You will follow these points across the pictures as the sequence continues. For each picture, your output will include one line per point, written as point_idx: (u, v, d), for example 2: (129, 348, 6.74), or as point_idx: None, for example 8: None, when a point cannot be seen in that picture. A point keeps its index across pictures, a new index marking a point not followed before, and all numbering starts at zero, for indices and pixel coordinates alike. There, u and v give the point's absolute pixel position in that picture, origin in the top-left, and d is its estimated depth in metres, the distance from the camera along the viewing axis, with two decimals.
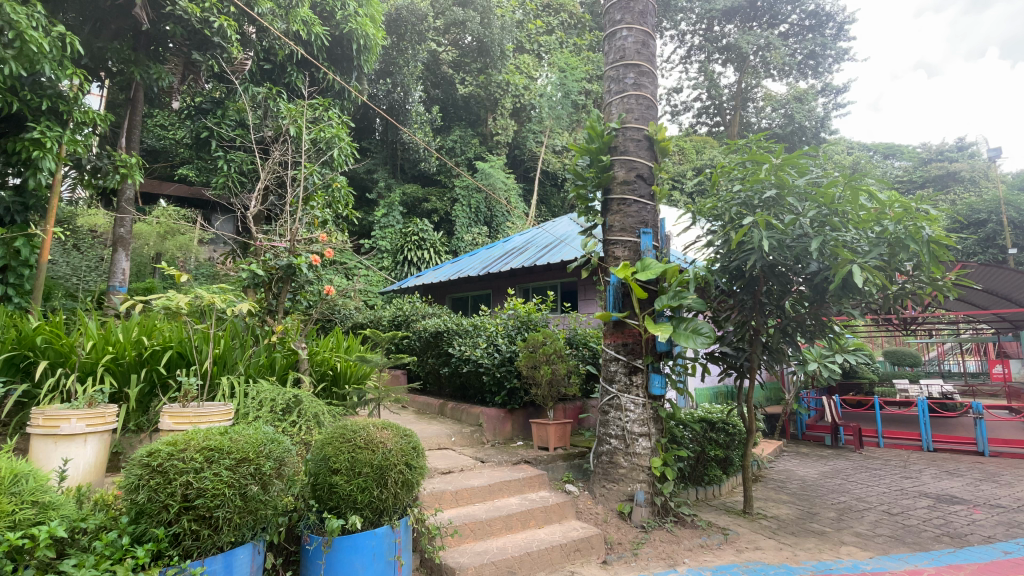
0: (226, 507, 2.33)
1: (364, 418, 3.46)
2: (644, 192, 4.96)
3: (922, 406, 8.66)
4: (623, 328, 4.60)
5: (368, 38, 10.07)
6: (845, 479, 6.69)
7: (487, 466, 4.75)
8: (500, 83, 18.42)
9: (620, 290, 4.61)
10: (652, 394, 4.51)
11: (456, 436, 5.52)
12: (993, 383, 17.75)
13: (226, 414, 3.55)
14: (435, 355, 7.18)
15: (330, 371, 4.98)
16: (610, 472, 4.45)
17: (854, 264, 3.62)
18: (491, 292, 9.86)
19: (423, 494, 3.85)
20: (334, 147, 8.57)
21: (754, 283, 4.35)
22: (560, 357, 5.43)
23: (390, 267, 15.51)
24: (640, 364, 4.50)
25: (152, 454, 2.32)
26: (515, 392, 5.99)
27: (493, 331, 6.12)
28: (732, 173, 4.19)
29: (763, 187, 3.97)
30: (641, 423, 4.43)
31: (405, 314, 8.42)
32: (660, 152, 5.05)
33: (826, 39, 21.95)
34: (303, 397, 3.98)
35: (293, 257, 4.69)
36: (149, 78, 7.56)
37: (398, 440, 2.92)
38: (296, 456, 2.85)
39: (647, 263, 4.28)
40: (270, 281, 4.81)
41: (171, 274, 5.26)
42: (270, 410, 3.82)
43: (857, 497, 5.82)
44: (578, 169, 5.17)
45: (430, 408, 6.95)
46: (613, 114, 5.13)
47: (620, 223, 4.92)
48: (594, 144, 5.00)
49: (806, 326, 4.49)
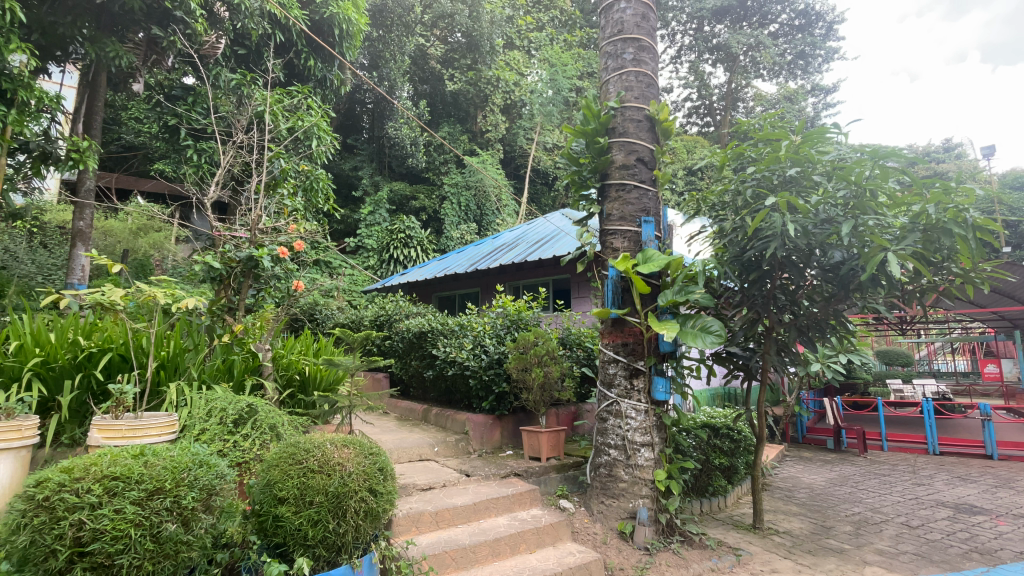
0: (132, 552, 1.86)
1: (326, 431, 2.98)
2: (644, 176, 4.51)
3: (928, 408, 8.37)
4: (623, 326, 4.15)
5: (351, 23, 9.61)
6: (855, 486, 6.31)
7: (473, 481, 4.28)
8: (490, 78, 17.99)
9: (620, 285, 4.17)
10: (655, 399, 4.05)
11: (439, 447, 5.07)
12: (987, 384, 17.58)
13: (170, 426, 3.16)
14: (418, 357, 6.68)
15: (296, 376, 4.47)
16: (609, 487, 4.01)
17: (888, 252, 3.14)
18: (480, 290, 9.37)
19: (397, 516, 3.37)
20: (313, 137, 8.15)
21: (769, 272, 3.83)
22: (553, 360, 5.03)
23: (376, 266, 15.05)
24: (641, 367, 4.05)
25: (39, 485, 1.87)
26: (504, 397, 5.48)
27: (481, 331, 5.67)
28: (744, 155, 3.84)
29: (780, 164, 3.56)
30: (643, 432, 3.98)
31: (388, 314, 7.92)
32: (662, 134, 4.59)
33: (816, 38, 21.87)
34: (257, 404, 3.47)
35: (254, 249, 4.27)
36: (106, 57, 6.83)
37: (361, 460, 2.43)
38: (236, 482, 2.36)
39: (648, 255, 3.88)
40: (228, 276, 4.39)
41: (93, 257, 4.49)
42: (219, 421, 3.28)
43: (872, 508, 5.44)
44: (573, 154, 4.67)
45: (413, 414, 6.45)
46: (611, 93, 4.69)
47: (620, 211, 4.47)
48: (590, 126, 4.49)
49: (824, 324, 4.04)
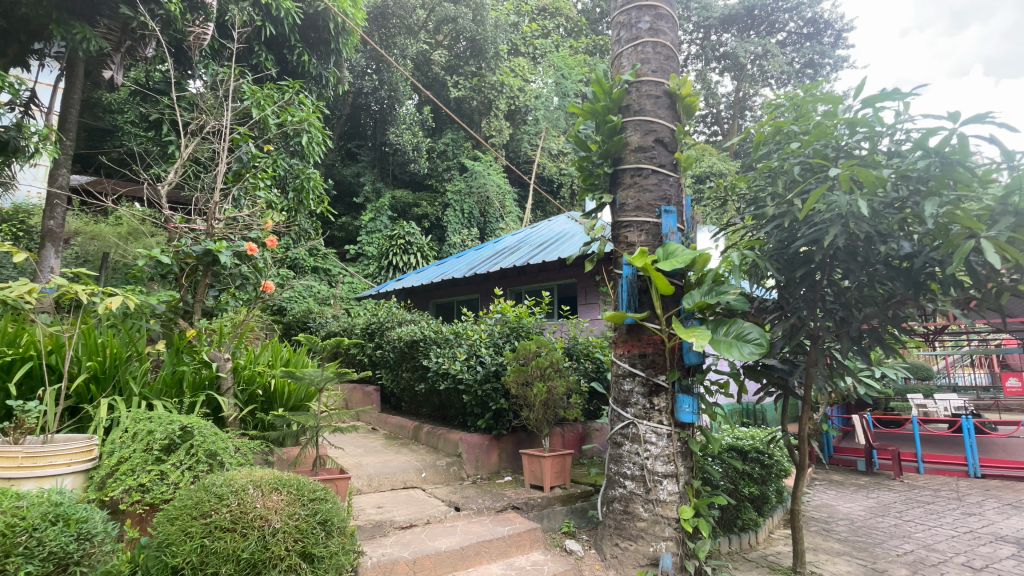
0: None
1: (262, 466, 2.44)
2: (663, 160, 3.89)
3: (968, 427, 7.66)
4: (641, 333, 3.51)
5: (347, 18, 9.15)
6: (898, 517, 5.59)
7: (462, 515, 3.66)
8: (494, 84, 17.26)
9: (636, 285, 3.54)
10: (679, 421, 3.39)
11: (427, 472, 4.46)
12: (1015, 401, 16.67)
13: (85, 453, 2.67)
14: (410, 368, 6.06)
15: (259, 392, 3.85)
16: (624, 526, 3.36)
17: (982, 238, 2.52)
18: (479, 297, 8.76)
19: (365, 567, 2.77)
20: (303, 132, 7.68)
21: (821, 266, 3.16)
22: (558, 373, 4.38)
23: (375, 274, 14.50)
24: (663, 382, 3.40)
25: None
26: (502, 414, 4.85)
27: (476, 339, 5.02)
28: (785, 130, 3.22)
29: (829, 138, 3.00)
30: (665, 461, 3.33)
31: (380, 322, 7.16)
32: (684, 112, 3.98)
33: (826, 46, 21.27)
34: (193, 426, 2.85)
35: (210, 243, 3.68)
36: (73, 40, 6.44)
37: (291, 514, 2.12)
38: (111, 546, 2.22)
39: (670, 250, 3.28)
40: (184, 273, 3.82)
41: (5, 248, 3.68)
42: (145, 450, 2.68)
43: (925, 544, 4.73)
44: (580, 137, 4.07)
45: (403, 432, 5.81)
46: (624, 67, 4.09)
47: (635, 199, 3.85)
48: (600, 104, 3.89)
49: (882, 335, 3.37)
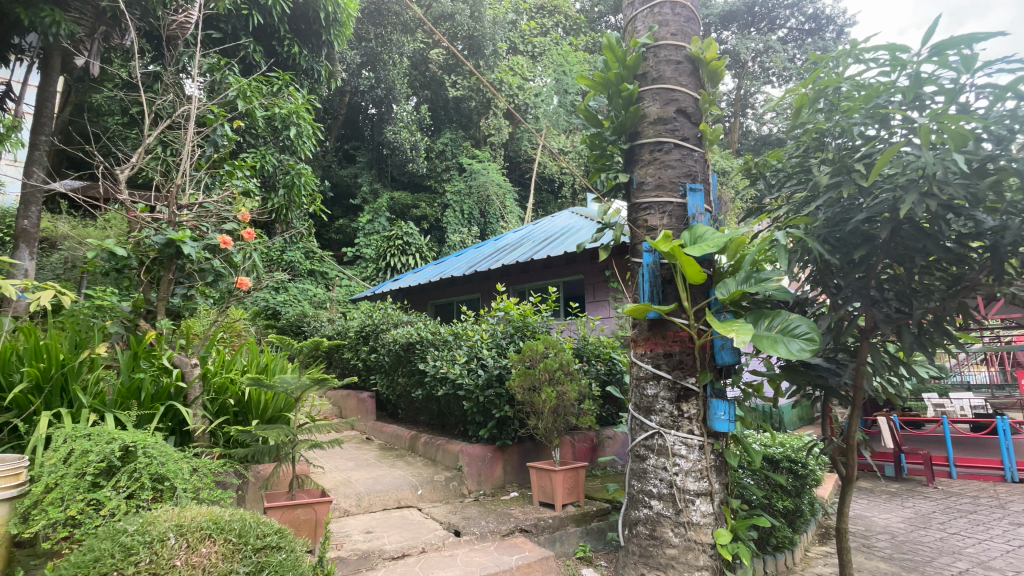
0: None
1: (201, 501, 1.99)
2: (687, 132, 3.42)
3: (1004, 428, 7.18)
4: (665, 330, 3.03)
5: (337, 7, 8.74)
6: (941, 529, 5.11)
7: (464, 540, 3.20)
8: (493, 81, 16.86)
9: (659, 274, 3.07)
10: (713, 430, 2.93)
11: (424, 489, 3.99)
12: None
13: (11, 478, 2.23)
14: (406, 373, 5.60)
15: (231, 402, 3.40)
16: (649, 552, 2.89)
17: None
18: (481, 296, 8.30)
19: None
20: (291, 125, 7.26)
21: (882, 246, 2.69)
22: (568, 376, 3.91)
23: (373, 276, 14.07)
24: (692, 386, 2.93)
25: None
26: (507, 423, 4.38)
27: (477, 340, 4.56)
28: (833, 89, 2.77)
29: (890, 94, 2.59)
30: (697, 477, 2.86)
31: (374, 324, 6.69)
32: (708, 80, 3.52)
33: (828, 41, 20.89)
34: (138, 444, 2.40)
35: (172, 232, 3.23)
36: (42, 24, 6.00)
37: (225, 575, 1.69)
38: None
39: (698, 233, 2.81)
40: (144, 267, 3.38)
41: None
42: (76, 475, 2.23)
43: (979, 561, 4.24)
44: (590, 110, 3.61)
45: (399, 442, 5.35)
46: (639, 31, 3.63)
47: (656, 177, 3.40)
48: (613, 71, 3.43)
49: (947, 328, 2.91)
